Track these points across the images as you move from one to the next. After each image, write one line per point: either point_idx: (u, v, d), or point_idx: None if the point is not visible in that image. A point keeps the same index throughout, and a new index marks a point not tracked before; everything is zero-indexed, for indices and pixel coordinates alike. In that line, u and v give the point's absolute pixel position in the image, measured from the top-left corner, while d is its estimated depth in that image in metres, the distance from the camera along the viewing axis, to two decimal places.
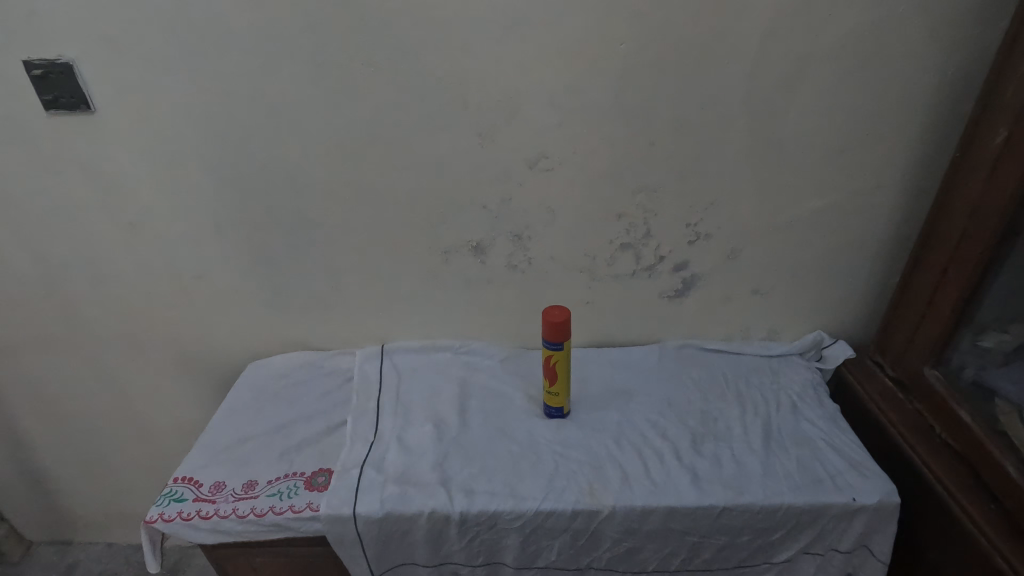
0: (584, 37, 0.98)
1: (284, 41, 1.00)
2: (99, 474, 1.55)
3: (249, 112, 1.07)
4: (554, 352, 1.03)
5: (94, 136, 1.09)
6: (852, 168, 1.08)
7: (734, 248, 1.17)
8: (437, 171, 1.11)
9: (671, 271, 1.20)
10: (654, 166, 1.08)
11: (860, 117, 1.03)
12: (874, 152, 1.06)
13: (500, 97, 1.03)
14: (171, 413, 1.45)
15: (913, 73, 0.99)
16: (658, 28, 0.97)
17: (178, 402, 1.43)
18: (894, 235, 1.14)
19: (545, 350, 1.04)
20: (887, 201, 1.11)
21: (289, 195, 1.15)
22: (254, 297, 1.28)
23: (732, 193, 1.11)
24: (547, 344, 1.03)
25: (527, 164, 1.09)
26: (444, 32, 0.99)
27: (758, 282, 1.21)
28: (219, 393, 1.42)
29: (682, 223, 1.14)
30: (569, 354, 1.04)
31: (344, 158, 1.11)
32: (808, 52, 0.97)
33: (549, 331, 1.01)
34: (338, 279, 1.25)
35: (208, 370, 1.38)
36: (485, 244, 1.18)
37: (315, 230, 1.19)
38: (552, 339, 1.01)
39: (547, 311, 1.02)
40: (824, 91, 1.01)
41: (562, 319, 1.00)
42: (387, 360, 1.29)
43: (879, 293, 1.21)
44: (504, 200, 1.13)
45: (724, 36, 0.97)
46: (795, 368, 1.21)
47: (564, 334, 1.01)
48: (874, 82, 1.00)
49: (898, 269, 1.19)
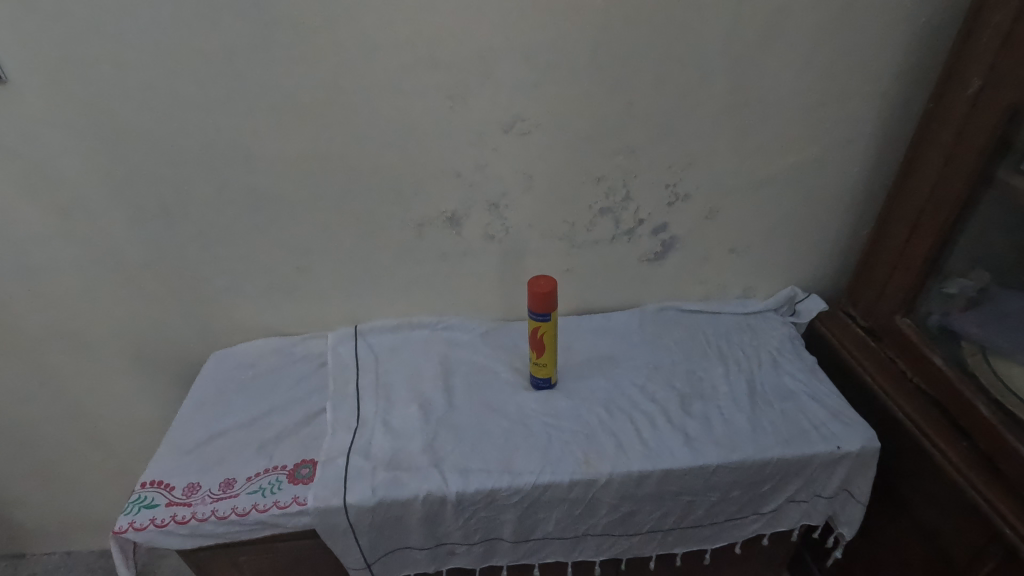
0: None
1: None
2: (48, 482, 1.44)
3: (194, 78, 0.96)
4: (541, 323, 1.00)
5: (13, 111, 0.97)
6: (826, 122, 1.08)
7: (713, 208, 1.16)
8: (406, 138, 1.04)
9: (650, 233, 1.18)
10: (634, 125, 1.04)
11: (835, 70, 1.02)
12: (847, 106, 1.06)
13: (472, 56, 0.97)
14: (125, 412, 1.35)
15: (887, 23, 0.99)
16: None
17: (133, 399, 1.33)
18: (864, 188, 1.16)
19: (530, 322, 1.01)
20: (858, 155, 1.12)
21: (245, 170, 1.06)
22: (212, 283, 1.19)
23: (711, 151, 1.09)
24: (533, 315, 1.00)
25: (502, 128, 1.03)
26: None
27: (735, 241, 1.21)
28: (177, 387, 1.33)
29: (662, 185, 1.11)
30: (556, 325, 1.02)
31: (303, 126, 1.02)
32: (787, 2, 0.95)
33: (535, 302, 0.98)
34: (305, 258, 1.18)
35: (164, 363, 1.29)
36: (460, 214, 1.12)
37: (275, 208, 1.11)
38: (538, 310, 0.98)
39: (531, 281, 0.99)
40: (802, 43, 0.99)
41: (547, 288, 0.97)
42: (362, 341, 1.23)
43: (849, 246, 1.24)
44: (479, 167, 1.07)
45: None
46: (772, 324, 1.23)
47: (550, 304, 0.98)
48: (849, 34, 0.99)
49: (868, 222, 1.21)
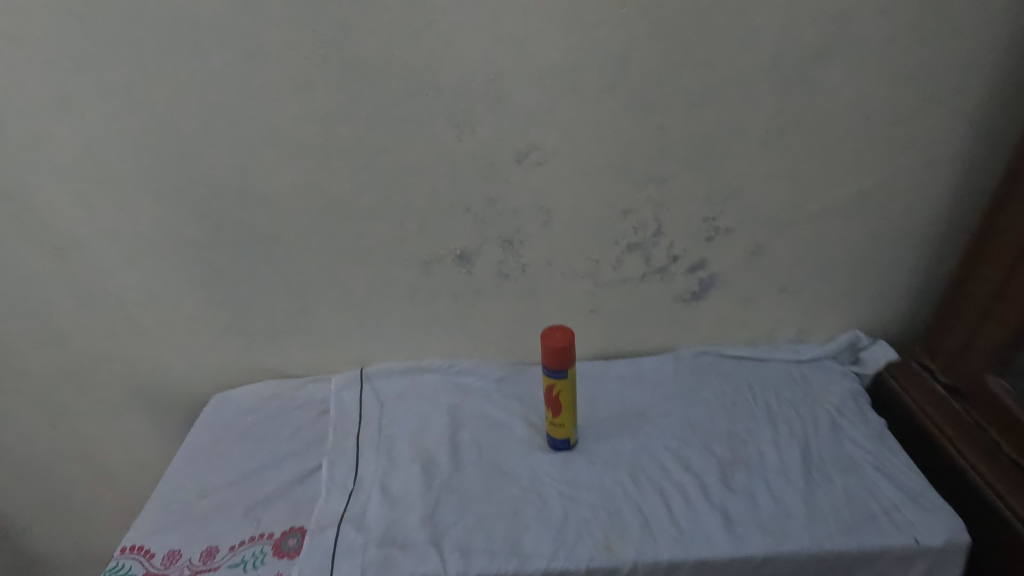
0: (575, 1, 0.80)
1: (218, 20, 0.84)
2: (41, 536, 1.35)
3: (186, 109, 0.91)
4: (556, 382, 0.88)
5: (9, 147, 0.94)
6: (896, 144, 0.92)
7: (759, 243, 1.01)
8: (409, 170, 0.94)
9: (686, 272, 1.04)
10: (666, 152, 0.91)
11: (907, 85, 0.87)
12: (922, 125, 0.90)
13: (477, 81, 0.86)
14: (122, 461, 1.28)
15: (972, 27, 0.83)
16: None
17: (131, 446, 1.26)
18: (944, 220, 0.99)
19: (545, 379, 0.89)
20: (937, 181, 0.95)
21: (241, 205, 0.99)
22: (211, 322, 1.13)
23: (757, 180, 0.94)
24: (547, 373, 0.88)
25: (515, 156, 0.92)
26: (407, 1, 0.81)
27: (786, 280, 1.05)
28: (177, 432, 1.26)
29: (699, 218, 0.97)
30: (573, 383, 0.89)
31: (300, 159, 0.95)
32: (850, 6, 0.80)
33: (550, 359, 0.85)
34: (307, 297, 1.09)
35: (164, 407, 1.22)
36: (470, 252, 1.01)
37: (274, 245, 1.04)
38: (553, 367, 0.86)
39: (546, 335, 0.87)
40: (867, 54, 0.84)
41: (564, 344, 0.85)
42: (367, 386, 1.13)
43: (926, 285, 1.05)
44: (489, 201, 0.96)
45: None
46: (829, 375, 1.06)
47: (567, 361, 0.86)
48: (923, 42, 0.84)
49: (950, 258, 1.03)
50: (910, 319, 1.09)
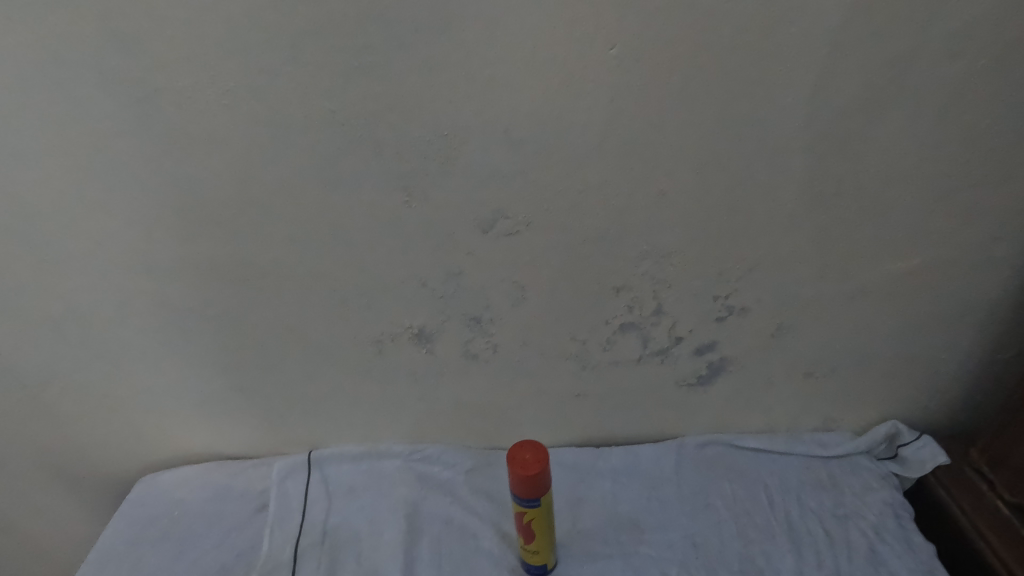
0: (552, 42, 0.63)
1: (93, 57, 0.66)
2: None
3: (67, 164, 0.73)
4: (528, 510, 0.71)
5: None
6: (959, 213, 0.74)
7: (781, 324, 0.83)
8: (353, 236, 0.77)
9: (691, 354, 0.86)
10: (668, 222, 0.74)
11: (971, 146, 0.69)
12: (989, 192, 0.72)
13: (431, 136, 0.69)
14: (27, 555, 1.08)
15: None
16: (672, 20, 0.61)
17: (35, 540, 1.07)
18: (1011, 301, 0.80)
19: (515, 505, 0.72)
20: (1004, 258, 0.77)
21: (150, 274, 0.82)
22: (128, 403, 0.95)
23: (781, 253, 0.77)
24: (516, 499, 0.71)
25: (481, 227, 0.75)
26: (337, 38, 0.64)
27: (813, 364, 0.87)
28: (93, 523, 1.07)
29: (707, 296, 0.80)
30: (549, 509, 0.73)
31: (217, 223, 0.77)
32: (903, 51, 0.63)
33: (520, 486, 0.68)
34: (240, 375, 0.92)
35: (75, 497, 1.03)
36: (430, 330, 0.85)
37: (194, 318, 0.86)
38: (522, 496, 0.69)
39: (515, 457, 0.70)
40: (926, 108, 0.67)
41: (537, 471, 0.68)
42: (316, 475, 0.96)
43: (985, 375, 0.87)
44: (451, 273, 0.79)
45: (775, 28, 0.62)
46: (864, 478, 0.88)
47: (540, 489, 0.69)
48: (995, 95, 0.66)
49: (1017, 346, 0.84)
50: (964, 411, 0.91)
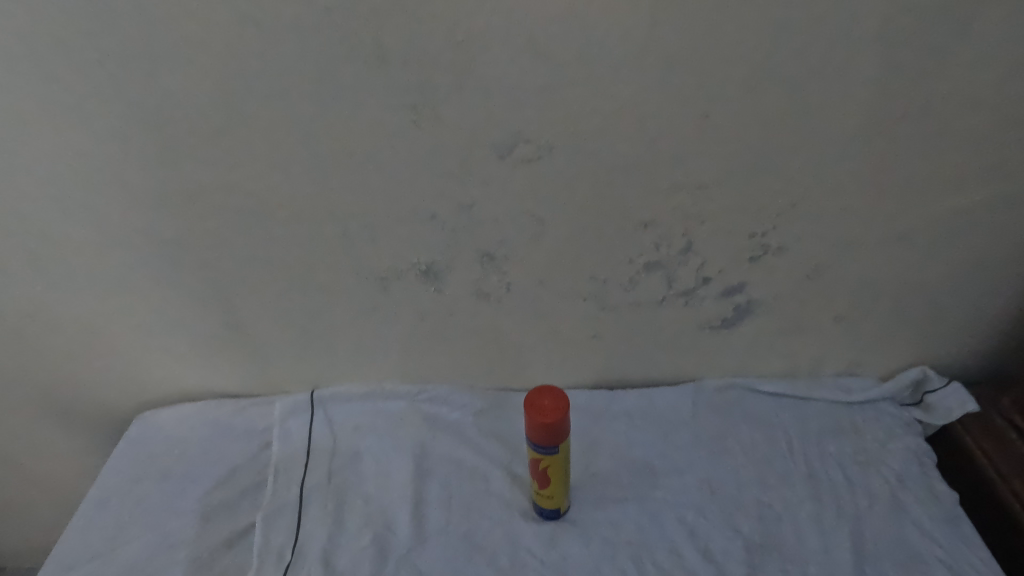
0: None
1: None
2: None
3: (32, 69, 0.65)
4: (545, 457, 0.69)
5: None
6: None
7: (819, 265, 0.77)
8: (354, 161, 0.70)
9: (717, 296, 0.80)
10: (707, 150, 0.67)
11: None
12: None
13: (444, 45, 0.61)
14: (25, 488, 1.06)
15: None
16: None
17: (32, 475, 1.04)
18: None
19: (531, 452, 0.70)
20: None
21: (132, 201, 0.75)
22: (119, 338, 0.90)
23: (827, 187, 0.70)
24: (532, 446, 0.69)
25: (497, 153, 0.68)
26: None
27: (846, 308, 0.82)
28: (88, 460, 1.04)
29: (742, 234, 0.73)
30: (566, 456, 0.70)
31: (203, 143, 0.69)
32: None
33: (538, 433, 0.66)
34: (235, 312, 0.87)
35: (69, 434, 1.00)
36: (439, 267, 0.79)
37: (182, 250, 0.79)
38: (540, 443, 0.67)
39: (533, 404, 0.67)
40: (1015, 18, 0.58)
41: (558, 418, 0.65)
42: (319, 414, 0.93)
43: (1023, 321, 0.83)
44: (463, 204, 0.72)
45: None
46: (887, 425, 0.86)
47: (560, 436, 0.66)
48: None
49: None
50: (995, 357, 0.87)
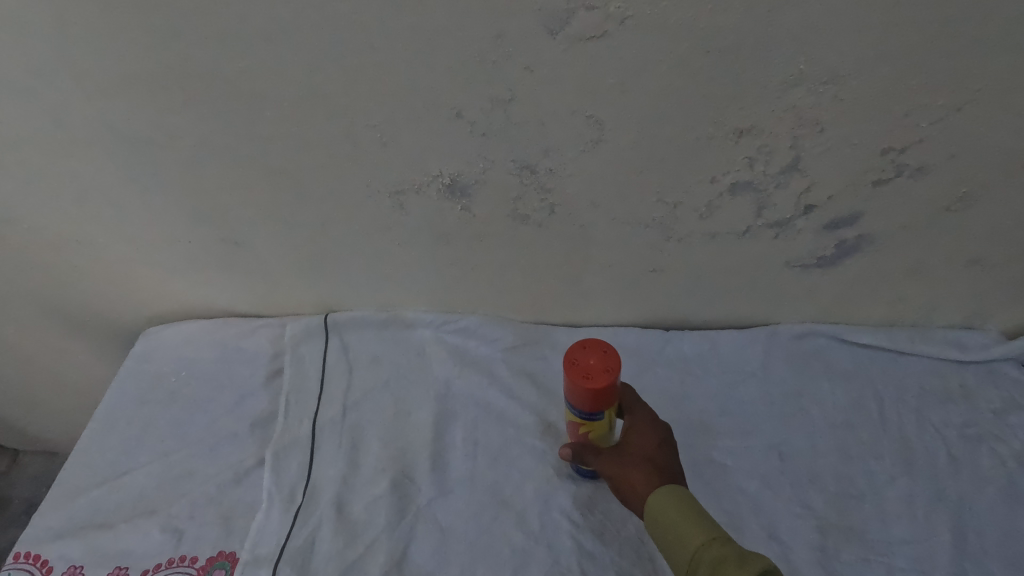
0: None
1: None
2: None
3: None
4: (587, 426, 0.58)
5: None
6: None
7: (967, 194, 0.59)
8: (357, 35, 0.53)
9: (820, 229, 0.63)
10: (850, 24, 0.47)
11: None
12: None
13: None
14: (39, 395, 1.03)
15: None
16: None
17: (43, 383, 1.00)
18: None
19: (570, 417, 0.60)
20: None
21: (92, 83, 0.60)
22: (108, 249, 0.79)
23: (1016, 81, 0.50)
24: (572, 411, 0.58)
25: (548, 27, 0.49)
26: None
27: (987, 250, 0.65)
28: (97, 372, 0.98)
29: (872, 148, 0.55)
30: (612, 425, 0.59)
31: (166, 4, 0.53)
32: None
33: (585, 401, 0.55)
34: (231, 225, 0.74)
35: (72, 346, 0.93)
36: (467, 180, 0.63)
37: (162, 148, 0.66)
38: (583, 409, 0.56)
39: (575, 364, 0.55)
40: None
41: (606, 383, 0.54)
42: (333, 341, 0.83)
43: None
44: (499, 99, 0.55)
45: None
46: (1008, 393, 0.70)
47: (608, 403, 0.55)
48: None
49: None
50: None
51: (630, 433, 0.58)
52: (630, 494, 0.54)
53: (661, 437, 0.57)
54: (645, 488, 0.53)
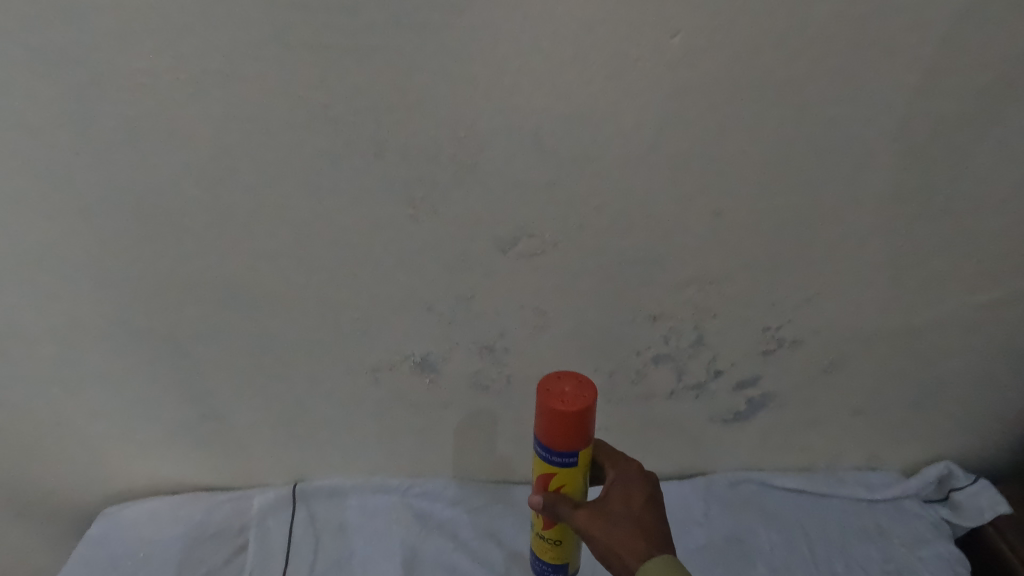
0: (597, 48, 0.55)
1: (39, 13, 0.52)
2: None
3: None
4: (561, 470, 0.60)
5: None
6: None
7: (835, 358, 0.74)
8: (348, 253, 0.66)
9: (730, 389, 0.76)
10: (719, 244, 0.65)
11: None
12: None
13: (447, 145, 0.59)
14: None
15: None
16: (733, 30, 0.54)
17: None
18: None
19: (543, 464, 0.61)
20: None
21: (107, 288, 0.69)
22: (81, 433, 0.81)
23: (843, 279, 0.69)
24: (546, 456, 0.60)
25: (499, 246, 0.65)
26: (341, 32, 0.54)
27: (865, 402, 0.79)
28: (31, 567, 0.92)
29: (755, 326, 0.71)
30: (584, 475, 0.61)
31: (191, 232, 0.65)
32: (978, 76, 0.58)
33: (557, 432, 0.57)
34: (214, 405, 0.80)
35: (12, 537, 0.89)
36: (435, 357, 0.74)
37: (160, 341, 0.73)
38: (559, 448, 0.58)
39: (547, 395, 0.57)
40: (1002, 141, 0.62)
41: (581, 419, 0.57)
42: (301, 511, 0.85)
43: None
44: (462, 297, 0.69)
45: (847, 45, 0.56)
46: (914, 527, 0.80)
47: (582, 437, 0.58)
48: None
49: None
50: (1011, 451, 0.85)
51: (614, 486, 0.61)
52: (618, 558, 0.55)
53: (648, 493, 0.61)
54: (639, 556, 0.55)
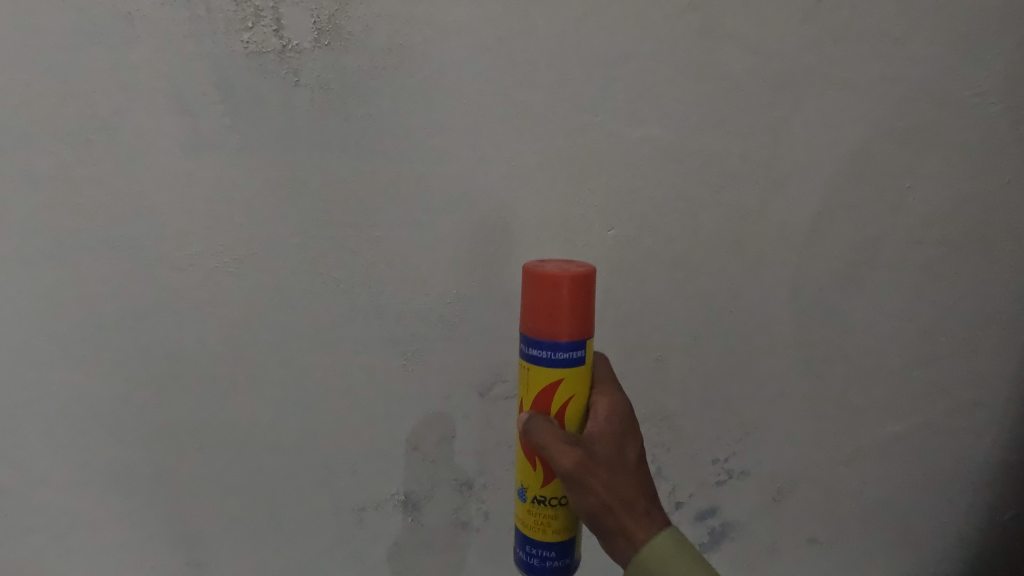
0: (559, 234, 0.69)
1: (108, 209, 0.64)
2: None
3: (39, 314, 0.67)
4: (567, 374, 0.57)
5: None
6: (929, 387, 0.81)
7: (781, 487, 0.83)
8: (346, 399, 0.74)
9: (693, 520, 0.82)
10: (667, 386, 0.77)
11: (926, 330, 0.79)
12: (949, 368, 0.81)
13: (437, 308, 0.71)
14: None
15: (982, 281, 0.77)
16: (663, 221, 0.70)
17: None
18: (987, 467, 0.86)
19: (545, 373, 0.57)
20: (972, 427, 0.84)
21: (112, 442, 0.73)
22: None
23: (776, 415, 0.80)
24: (549, 356, 0.57)
25: (477, 391, 0.75)
26: (356, 222, 0.67)
27: (817, 530, 0.86)
28: None
29: (706, 459, 0.80)
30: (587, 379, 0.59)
31: (206, 383, 0.72)
32: (856, 253, 0.74)
33: (567, 317, 0.56)
34: (194, 556, 0.79)
35: None
36: (418, 495, 0.79)
37: (155, 488, 0.75)
38: (567, 340, 0.56)
39: (544, 272, 0.55)
40: (886, 301, 0.77)
41: (582, 298, 0.55)
42: None
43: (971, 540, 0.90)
44: (445, 436, 0.77)
45: (750, 231, 0.72)
46: None
47: (587, 319, 0.57)
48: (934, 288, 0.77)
49: (997, 512, 0.88)
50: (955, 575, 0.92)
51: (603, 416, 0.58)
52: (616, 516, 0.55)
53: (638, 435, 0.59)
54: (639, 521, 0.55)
